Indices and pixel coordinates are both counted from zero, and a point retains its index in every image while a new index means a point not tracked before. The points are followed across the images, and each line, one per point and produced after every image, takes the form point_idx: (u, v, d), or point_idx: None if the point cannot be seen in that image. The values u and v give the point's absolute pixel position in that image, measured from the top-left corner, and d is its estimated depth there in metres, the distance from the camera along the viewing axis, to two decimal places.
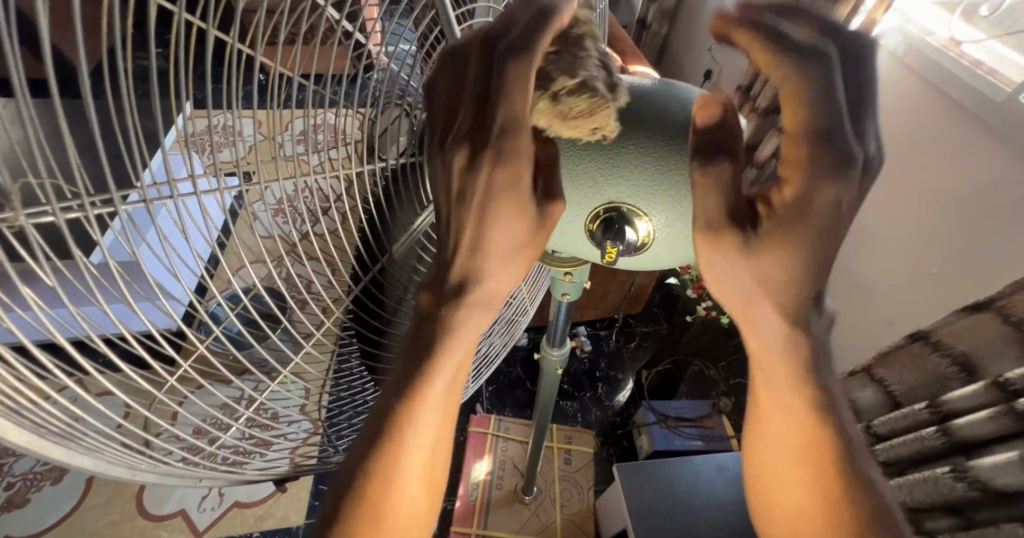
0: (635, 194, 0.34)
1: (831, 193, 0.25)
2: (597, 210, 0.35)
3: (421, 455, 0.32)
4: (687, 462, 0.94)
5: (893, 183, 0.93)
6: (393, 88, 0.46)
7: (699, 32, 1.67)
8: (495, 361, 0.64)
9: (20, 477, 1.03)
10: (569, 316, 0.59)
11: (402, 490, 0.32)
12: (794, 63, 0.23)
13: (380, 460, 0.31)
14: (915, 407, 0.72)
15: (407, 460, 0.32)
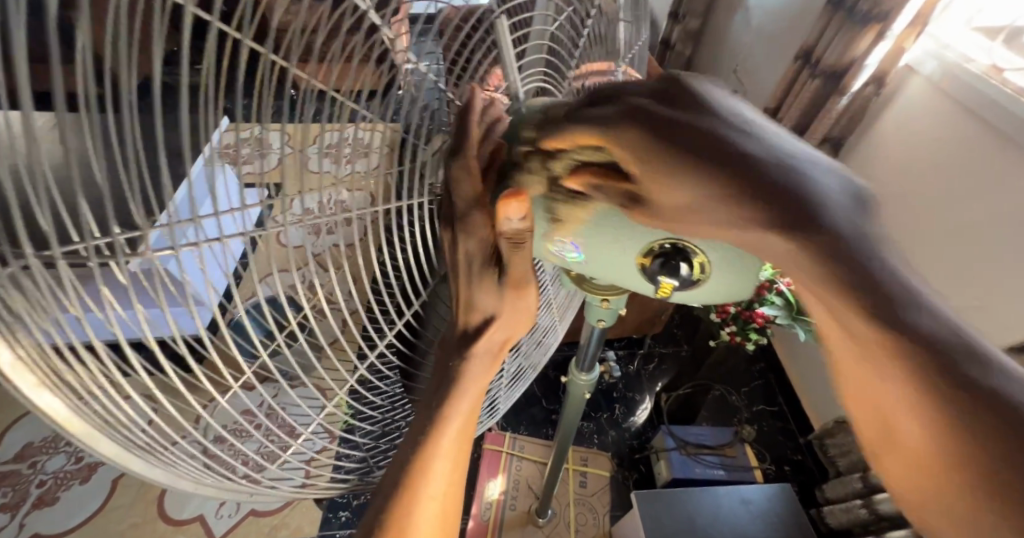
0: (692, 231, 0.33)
1: (629, 134, 0.26)
2: (652, 245, 0.35)
3: (440, 487, 0.31)
4: (710, 493, 0.91)
5: (932, 209, 0.90)
6: (421, 113, 0.47)
7: (724, 52, 1.66)
8: (525, 384, 0.63)
9: (51, 476, 1.06)
10: (600, 340, 0.59)
11: (432, 460, 0.31)
12: (559, 135, 0.31)
13: (400, 505, 0.30)
14: None
15: (438, 431, 0.31)
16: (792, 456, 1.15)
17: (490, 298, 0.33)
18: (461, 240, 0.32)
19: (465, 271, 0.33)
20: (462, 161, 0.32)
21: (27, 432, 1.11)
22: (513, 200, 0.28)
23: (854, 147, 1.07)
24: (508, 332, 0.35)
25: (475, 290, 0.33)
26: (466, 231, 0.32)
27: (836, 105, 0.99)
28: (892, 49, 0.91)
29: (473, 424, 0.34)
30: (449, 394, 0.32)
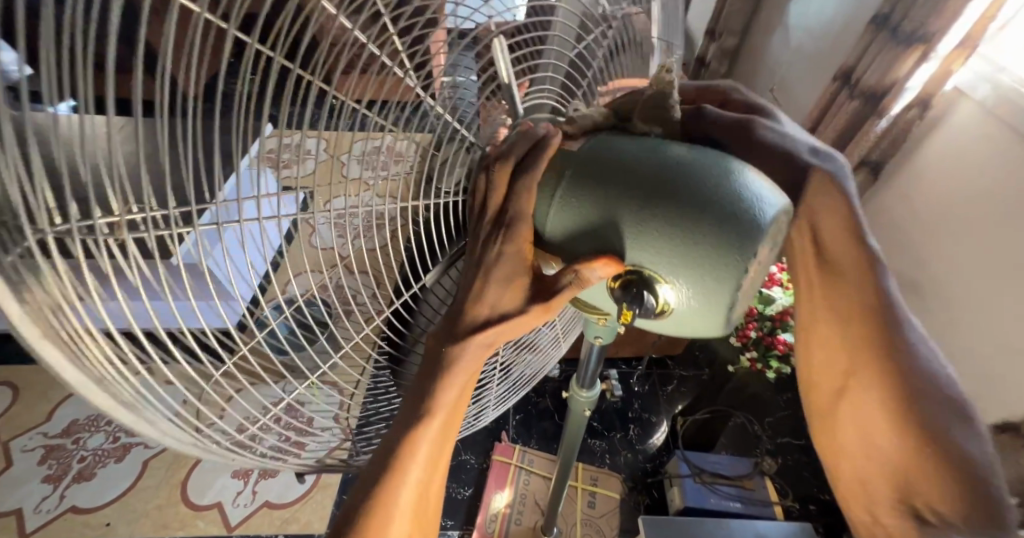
0: (661, 262, 0.33)
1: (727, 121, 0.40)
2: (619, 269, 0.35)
3: (420, 470, 0.32)
4: (723, 526, 0.87)
5: (983, 242, 0.83)
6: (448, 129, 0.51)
7: (761, 72, 1.63)
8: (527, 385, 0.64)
9: (91, 452, 1.14)
10: (601, 357, 0.57)
11: (417, 444, 0.31)
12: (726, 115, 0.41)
13: (379, 493, 0.30)
14: None
15: (430, 409, 0.31)
16: (818, 495, 1.09)
17: (512, 300, 0.34)
18: (505, 244, 0.33)
19: (495, 267, 0.33)
20: (527, 180, 0.34)
21: (75, 409, 1.20)
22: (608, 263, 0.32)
23: (896, 173, 1.01)
24: (501, 337, 0.34)
25: (491, 284, 0.33)
26: (506, 236, 0.34)
27: (874, 128, 0.94)
28: (938, 70, 0.85)
29: (459, 413, 0.33)
30: (434, 389, 0.31)
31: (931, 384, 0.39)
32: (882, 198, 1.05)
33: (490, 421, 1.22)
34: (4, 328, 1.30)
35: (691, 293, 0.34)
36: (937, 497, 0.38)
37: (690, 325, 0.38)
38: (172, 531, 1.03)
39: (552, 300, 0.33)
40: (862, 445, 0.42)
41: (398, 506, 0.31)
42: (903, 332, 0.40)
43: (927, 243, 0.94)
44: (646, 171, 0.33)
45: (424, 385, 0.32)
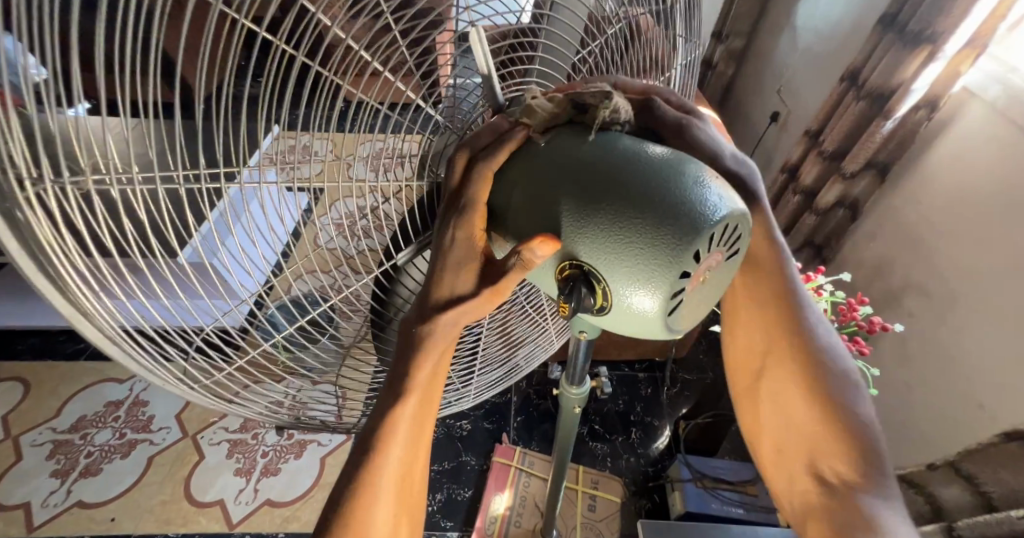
0: (599, 257, 0.31)
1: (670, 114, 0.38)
2: (563, 262, 0.33)
3: (401, 447, 0.32)
4: (724, 531, 0.86)
5: (991, 245, 0.82)
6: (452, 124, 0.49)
7: (768, 74, 1.61)
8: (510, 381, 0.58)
9: (98, 448, 1.16)
10: (589, 355, 0.56)
11: (397, 420, 0.31)
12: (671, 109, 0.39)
13: (363, 471, 0.31)
14: (1012, 513, 0.63)
15: (408, 387, 0.31)
16: None
17: (467, 283, 0.33)
18: (456, 229, 0.32)
19: (450, 252, 0.33)
20: (484, 166, 0.33)
21: (84, 406, 1.22)
22: (545, 241, 0.29)
23: (904, 175, 0.99)
24: (466, 319, 0.32)
25: (449, 268, 0.33)
26: (466, 222, 0.33)
27: (880, 129, 0.92)
28: (946, 71, 0.84)
29: (437, 387, 0.34)
30: (411, 368, 0.31)
31: (831, 368, 0.45)
32: (891, 201, 1.03)
33: (490, 423, 1.22)
34: (16, 327, 1.32)
35: (629, 289, 0.31)
36: (842, 464, 0.44)
37: (637, 328, 0.34)
38: (175, 527, 1.04)
39: (500, 284, 0.32)
40: (778, 430, 0.48)
41: (383, 482, 0.31)
42: (809, 327, 0.45)
43: (934, 246, 0.92)
44: (594, 168, 0.32)
45: (402, 364, 0.32)
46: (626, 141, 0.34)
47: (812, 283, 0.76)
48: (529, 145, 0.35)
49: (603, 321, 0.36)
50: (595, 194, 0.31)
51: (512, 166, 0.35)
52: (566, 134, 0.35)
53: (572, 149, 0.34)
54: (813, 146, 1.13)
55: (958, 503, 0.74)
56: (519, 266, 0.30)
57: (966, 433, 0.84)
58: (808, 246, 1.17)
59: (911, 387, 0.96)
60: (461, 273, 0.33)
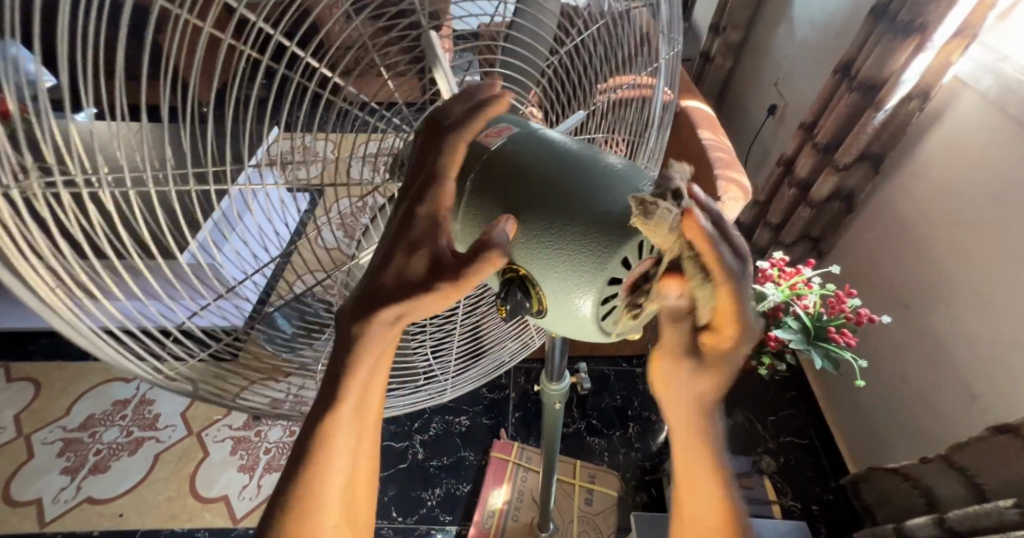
0: (539, 261, 0.31)
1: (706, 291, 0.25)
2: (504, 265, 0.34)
3: (339, 465, 0.27)
4: None
5: (984, 236, 0.81)
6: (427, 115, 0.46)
7: (766, 66, 1.60)
8: (495, 375, 0.57)
9: (106, 445, 1.19)
10: (565, 351, 0.56)
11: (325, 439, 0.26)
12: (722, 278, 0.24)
13: (296, 488, 0.26)
14: (1001, 504, 0.63)
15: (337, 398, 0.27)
16: (821, 495, 1.08)
17: (418, 270, 0.27)
18: (421, 206, 0.29)
19: (409, 229, 0.28)
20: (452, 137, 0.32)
21: (92, 405, 1.25)
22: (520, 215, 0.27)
23: (897, 166, 0.99)
24: (411, 314, 0.27)
25: (400, 253, 0.28)
26: (431, 196, 0.30)
27: (871, 121, 0.91)
28: (937, 61, 0.83)
29: (375, 395, 0.29)
30: (344, 373, 0.27)
31: None
32: (884, 192, 1.03)
33: (489, 418, 1.24)
34: (25, 328, 1.35)
35: (565, 296, 0.32)
36: None
37: (579, 329, 0.34)
38: (180, 522, 1.07)
39: (459, 278, 0.26)
40: None
41: (324, 501, 0.27)
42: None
43: (925, 239, 0.92)
44: (550, 166, 0.33)
45: (337, 367, 0.27)
46: (578, 146, 0.35)
47: (801, 275, 0.78)
48: (478, 150, 0.36)
49: (544, 322, 0.37)
50: (551, 189, 0.31)
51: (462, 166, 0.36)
52: (520, 140, 0.36)
53: (524, 153, 0.35)
54: (808, 138, 1.13)
55: (952, 496, 0.75)
56: (482, 250, 0.26)
57: (958, 424, 0.84)
58: (804, 239, 1.16)
59: (905, 379, 0.96)
60: (414, 261, 0.27)
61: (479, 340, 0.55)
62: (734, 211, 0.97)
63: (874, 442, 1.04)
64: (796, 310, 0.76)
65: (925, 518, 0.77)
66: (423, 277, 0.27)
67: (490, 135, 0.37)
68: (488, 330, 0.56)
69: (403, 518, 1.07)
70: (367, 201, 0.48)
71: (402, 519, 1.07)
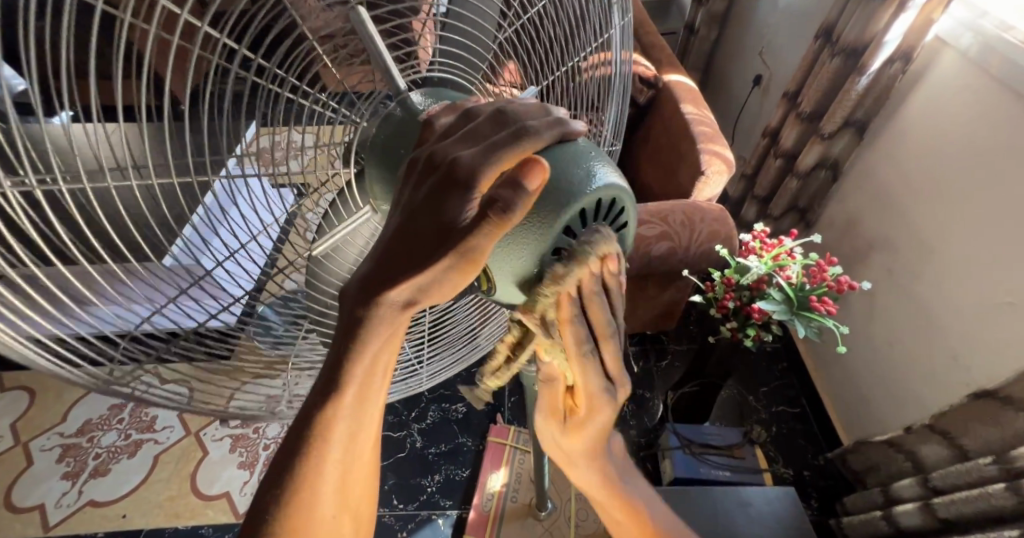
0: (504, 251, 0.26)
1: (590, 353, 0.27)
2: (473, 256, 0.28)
3: (338, 454, 0.26)
4: (709, 494, 0.87)
5: (970, 196, 0.80)
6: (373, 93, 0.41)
7: (750, 35, 1.58)
8: (478, 356, 0.57)
9: (105, 449, 1.20)
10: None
11: (326, 427, 0.25)
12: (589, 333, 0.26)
13: (297, 472, 0.25)
14: (981, 462, 0.66)
15: (333, 388, 0.24)
16: (812, 461, 1.11)
17: (430, 246, 0.21)
18: (422, 177, 0.23)
19: (414, 200, 0.23)
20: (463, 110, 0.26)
21: (88, 410, 1.26)
22: (538, 166, 0.20)
23: (880, 131, 0.98)
24: (425, 295, 0.23)
25: (406, 230, 0.22)
26: (432, 163, 0.23)
27: (855, 86, 0.90)
28: (919, 20, 0.81)
29: (381, 387, 0.26)
30: (346, 358, 0.24)
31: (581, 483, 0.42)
32: (869, 159, 1.02)
33: (485, 404, 1.25)
34: None
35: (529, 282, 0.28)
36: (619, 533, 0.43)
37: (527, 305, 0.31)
38: (183, 520, 1.08)
39: (467, 248, 0.21)
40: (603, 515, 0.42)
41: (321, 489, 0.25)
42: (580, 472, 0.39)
43: (907, 205, 0.92)
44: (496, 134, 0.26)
45: (339, 350, 0.24)
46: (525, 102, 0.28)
47: (782, 247, 0.80)
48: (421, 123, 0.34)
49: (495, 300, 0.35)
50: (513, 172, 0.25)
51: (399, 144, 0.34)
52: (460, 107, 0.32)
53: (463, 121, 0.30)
54: (791, 108, 1.11)
55: (937, 457, 0.77)
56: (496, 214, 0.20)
57: (942, 386, 0.85)
58: (791, 210, 1.15)
59: (889, 344, 0.97)
60: (424, 234, 0.22)
61: (464, 322, 0.55)
62: (717, 184, 0.99)
63: (859, 407, 1.06)
64: (779, 281, 0.76)
65: (910, 479, 0.80)
66: (429, 243, 0.21)
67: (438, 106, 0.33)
68: (472, 311, 0.55)
69: (403, 505, 1.09)
70: (333, 183, 0.45)
71: (403, 506, 1.08)
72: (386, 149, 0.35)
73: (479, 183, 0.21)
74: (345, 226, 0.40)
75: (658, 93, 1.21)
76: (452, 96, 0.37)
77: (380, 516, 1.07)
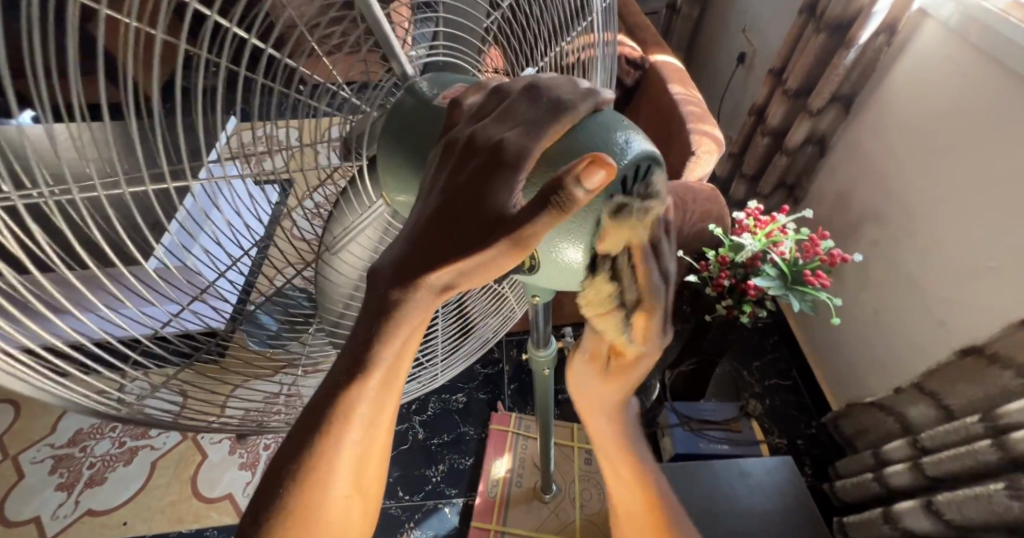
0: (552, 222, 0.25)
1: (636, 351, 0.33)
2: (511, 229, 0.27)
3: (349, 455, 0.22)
4: (710, 467, 0.90)
5: (955, 165, 0.82)
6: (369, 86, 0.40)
7: (732, 13, 1.58)
8: (485, 347, 0.57)
9: (99, 458, 1.17)
10: (547, 319, 0.56)
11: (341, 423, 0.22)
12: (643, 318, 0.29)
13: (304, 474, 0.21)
14: (968, 420, 0.69)
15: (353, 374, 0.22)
16: (805, 430, 1.15)
17: (479, 230, 0.21)
18: (462, 168, 0.23)
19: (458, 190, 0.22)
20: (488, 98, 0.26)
21: (79, 420, 1.23)
22: (593, 161, 0.18)
23: (865, 104, 1.00)
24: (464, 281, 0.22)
25: (451, 217, 0.22)
26: (473, 153, 0.23)
27: (842, 60, 0.91)
28: None
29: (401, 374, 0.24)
30: (377, 338, 0.21)
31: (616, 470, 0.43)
32: (854, 133, 1.03)
33: (486, 393, 1.25)
34: None
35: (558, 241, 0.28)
36: None
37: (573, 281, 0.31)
38: (186, 524, 1.07)
39: (522, 235, 0.20)
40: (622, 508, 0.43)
41: (326, 489, 0.21)
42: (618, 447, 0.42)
43: (893, 177, 0.94)
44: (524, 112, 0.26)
45: (367, 330, 0.22)
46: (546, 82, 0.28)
47: (775, 223, 0.81)
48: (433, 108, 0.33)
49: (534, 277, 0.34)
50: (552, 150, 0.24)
51: (407, 130, 0.33)
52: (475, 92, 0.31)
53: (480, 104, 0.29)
54: (777, 85, 1.12)
55: (924, 418, 0.80)
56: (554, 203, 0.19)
57: (928, 350, 0.89)
58: (780, 187, 1.17)
59: (876, 314, 1.00)
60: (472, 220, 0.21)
61: (468, 312, 0.55)
62: (707, 164, 0.99)
63: (848, 375, 1.09)
64: (773, 258, 0.77)
65: (901, 441, 0.83)
66: (475, 232, 0.21)
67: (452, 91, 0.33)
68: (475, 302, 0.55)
69: (409, 496, 1.09)
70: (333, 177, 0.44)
71: (409, 497, 1.09)
72: (394, 138, 0.34)
73: (524, 165, 0.22)
74: (359, 219, 0.39)
75: (646, 75, 1.20)
76: (458, 80, 0.36)
77: (386, 508, 1.07)
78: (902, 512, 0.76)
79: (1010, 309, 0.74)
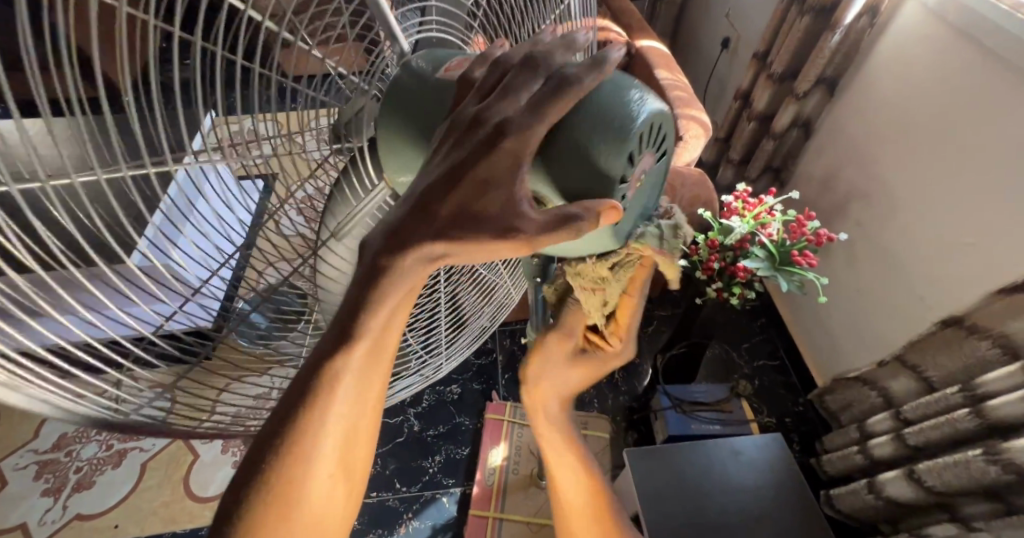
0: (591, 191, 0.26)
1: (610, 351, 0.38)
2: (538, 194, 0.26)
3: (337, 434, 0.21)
4: (702, 446, 0.91)
5: (934, 145, 0.84)
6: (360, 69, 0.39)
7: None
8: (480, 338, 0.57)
9: (86, 462, 1.15)
10: None
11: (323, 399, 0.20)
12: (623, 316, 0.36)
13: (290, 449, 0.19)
14: (947, 391, 0.71)
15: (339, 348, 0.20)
16: (793, 408, 1.17)
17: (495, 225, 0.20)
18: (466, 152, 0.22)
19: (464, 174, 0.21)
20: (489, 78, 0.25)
21: (63, 424, 1.20)
22: (612, 208, 0.21)
23: (848, 86, 1.01)
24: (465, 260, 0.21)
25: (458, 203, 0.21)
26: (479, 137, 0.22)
27: (827, 42, 0.91)
28: None
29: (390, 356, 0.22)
30: (365, 304, 0.20)
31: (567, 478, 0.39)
32: (838, 115, 1.05)
33: (480, 383, 1.26)
34: None
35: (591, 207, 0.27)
36: None
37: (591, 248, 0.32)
38: (181, 524, 1.06)
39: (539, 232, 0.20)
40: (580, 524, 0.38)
41: (314, 467, 0.19)
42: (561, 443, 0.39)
43: (875, 157, 0.95)
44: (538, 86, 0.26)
45: (356, 300, 0.21)
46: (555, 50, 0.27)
47: (763, 205, 0.82)
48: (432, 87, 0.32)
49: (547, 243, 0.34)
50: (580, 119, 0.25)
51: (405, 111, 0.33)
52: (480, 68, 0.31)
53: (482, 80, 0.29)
54: (762, 69, 1.13)
55: (906, 391, 0.83)
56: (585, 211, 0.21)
57: (909, 325, 0.91)
58: (767, 171, 1.19)
59: (860, 292, 1.03)
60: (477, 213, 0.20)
61: (462, 303, 0.54)
62: (695, 148, 1.00)
63: (832, 353, 1.12)
64: (761, 239, 0.78)
65: (884, 413, 0.85)
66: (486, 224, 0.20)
67: (453, 66, 0.33)
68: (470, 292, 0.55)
69: (406, 487, 1.09)
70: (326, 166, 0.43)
71: (406, 488, 1.09)
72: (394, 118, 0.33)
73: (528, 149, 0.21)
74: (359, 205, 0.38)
75: (633, 61, 1.20)
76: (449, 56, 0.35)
77: (383, 500, 1.07)
78: (885, 481, 0.79)
79: (987, 283, 0.76)
